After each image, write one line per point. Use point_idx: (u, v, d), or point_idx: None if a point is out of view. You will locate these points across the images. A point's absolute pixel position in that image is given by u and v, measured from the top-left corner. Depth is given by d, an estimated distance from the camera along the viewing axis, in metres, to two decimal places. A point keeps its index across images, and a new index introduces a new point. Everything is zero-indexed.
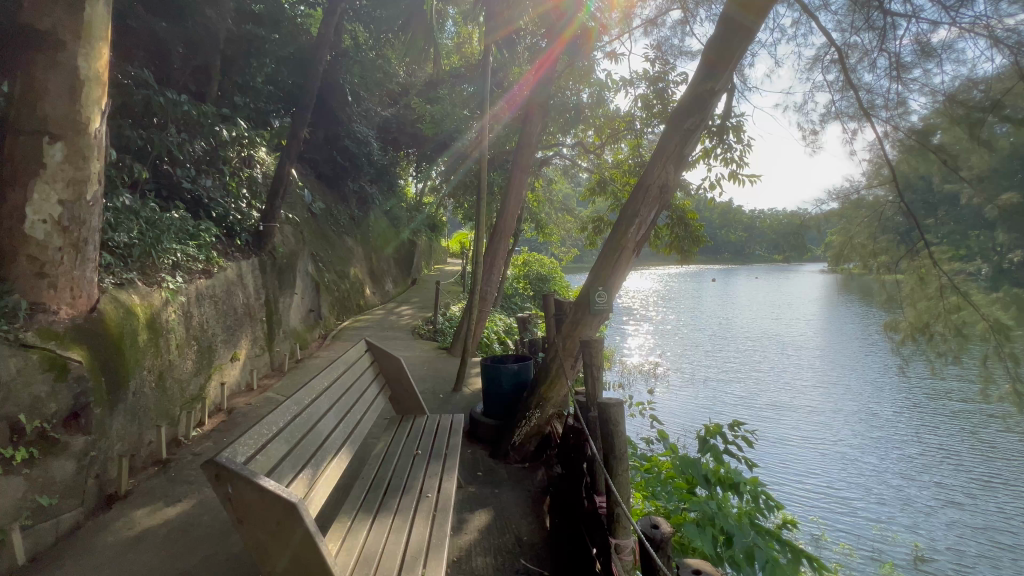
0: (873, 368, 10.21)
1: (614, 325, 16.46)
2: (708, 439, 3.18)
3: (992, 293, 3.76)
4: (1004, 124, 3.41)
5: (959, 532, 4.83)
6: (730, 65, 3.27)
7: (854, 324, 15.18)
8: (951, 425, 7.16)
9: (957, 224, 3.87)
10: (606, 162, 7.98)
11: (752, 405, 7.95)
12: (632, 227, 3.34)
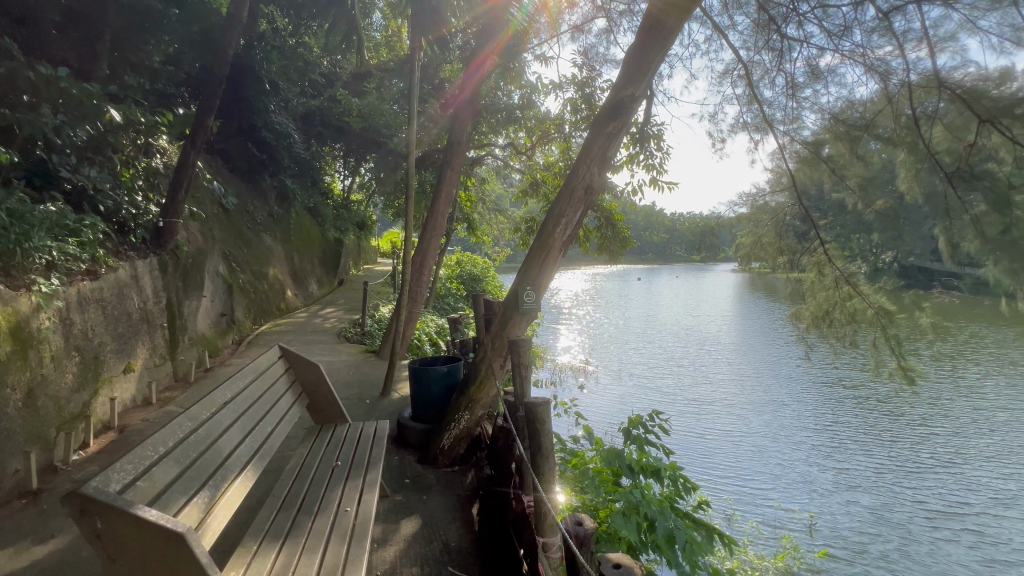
0: (778, 359, 11.21)
1: (547, 324, 16.79)
2: (632, 429, 3.29)
3: (875, 286, 4.24)
4: (877, 142, 3.86)
5: (845, 503, 5.44)
6: (648, 73, 3.41)
7: (763, 319, 16.59)
8: (840, 407, 8.05)
9: (843, 227, 4.39)
10: (537, 164, 8.03)
11: (673, 399, 8.43)
12: (559, 226, 3.39)
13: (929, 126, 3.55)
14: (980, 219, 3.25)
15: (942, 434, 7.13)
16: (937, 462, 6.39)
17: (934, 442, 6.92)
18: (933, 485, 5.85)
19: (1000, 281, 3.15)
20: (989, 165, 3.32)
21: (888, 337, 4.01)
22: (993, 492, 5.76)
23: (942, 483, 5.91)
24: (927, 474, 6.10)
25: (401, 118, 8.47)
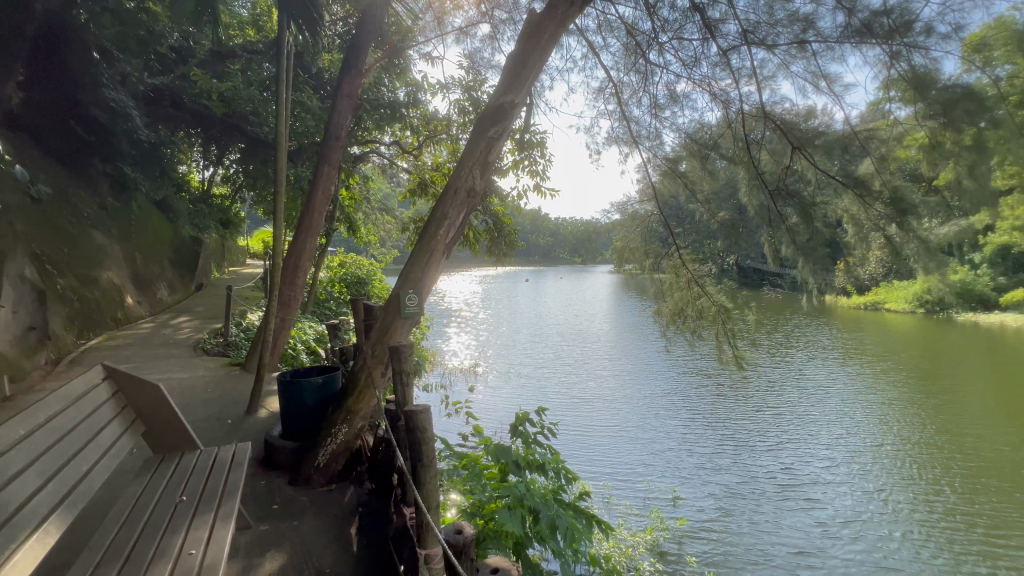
0: (649, 354, 12.42)
1: (438, 327, 16.61)
2: (519, 426, 3.34)
3: (719, 285, 4.94)
4: (721, 160, 4.47)
5: (700, 476, 6.22)
6: (527, 83, 3.51)
7: (636, 317, 18.30)
8: (698, 395, 9.16)
9: (697, 235, 4.99)
10: (426, 164, 7.81)
11: (559, 398, 8.81)
12: (442, 228, 3.35)
13: (758, 150, 4.18)
14: (793, 229, 3.93)
15: (779, 413, 8.28)
16: (776, 437, 7.37)
17: (773, 420, 8.00)
18: (774, 458, 6.73)
19: (808, 280, 3.85)
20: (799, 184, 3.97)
21: (727, 330, 4.65)
22: (818, 459, 6.77)
23: (780, 455, 6.83)
24: (768, 449, 7.01)
25: (272, 106, 7.68)
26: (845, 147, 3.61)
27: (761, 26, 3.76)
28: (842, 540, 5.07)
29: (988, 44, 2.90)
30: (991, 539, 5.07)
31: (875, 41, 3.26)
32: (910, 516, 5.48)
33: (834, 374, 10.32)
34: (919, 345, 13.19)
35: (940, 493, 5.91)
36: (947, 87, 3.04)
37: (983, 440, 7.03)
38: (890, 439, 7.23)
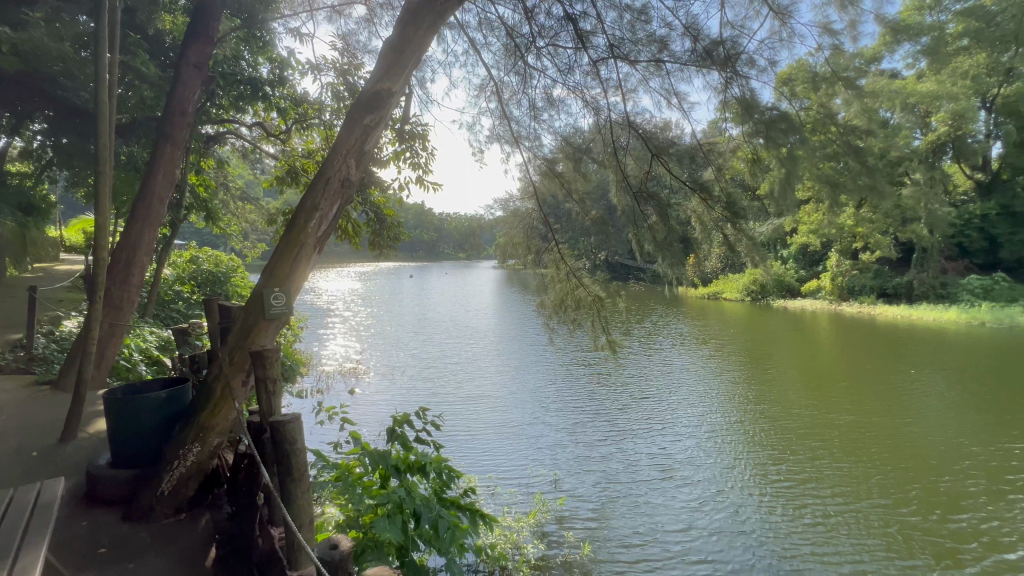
0: (533, 348, 12.89)
1: (313, 329, 15.38)
2: (398, 428, 3.22)
3: (593, 276, 5.33)
4: (593, 164, 4.81)
5: (579, 459, 6.64)
6: (406, 73, 3.38)
7: (521, 311, 18.92)
8: (578, 386, 9.72)
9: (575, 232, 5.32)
10: (296, 150, 7.07)
11: (445, 400, 8.66)
12: (313, 220, 3.08)
13: (624, 155, 4.57)
14: (653, 228, 4.37)
15: (647, 400, 8.92)
16: (646, 424, 7.82)
17: (642, 408, 8.54)
18: (646, 440, 7.24)
19: (667, 272, 4.36)
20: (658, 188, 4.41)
21: (601, 319, 5.04)
22: (683, 437, 7.37)
23: (651, 440, 7.25)
24: (642, 436, 7.40)
25: (91, 68, 6.35)
26: (693, 157, 4.14)
27: (625, 42, 4.10)
28: (705, 506, 5.55)
29: (794, 77, 3.58)
30: (819, 490, 5.79)
31: (713, 66, 3.76)
32: (758, 479, 6.09)
33: (688, 362, 11.54)
34: (750, 331, 15.42)
35: (779, 456, 6.67)
36: (766, 111, 3.65)
37: (805, 407, 8.31)
38: (738, 416, 8.11)
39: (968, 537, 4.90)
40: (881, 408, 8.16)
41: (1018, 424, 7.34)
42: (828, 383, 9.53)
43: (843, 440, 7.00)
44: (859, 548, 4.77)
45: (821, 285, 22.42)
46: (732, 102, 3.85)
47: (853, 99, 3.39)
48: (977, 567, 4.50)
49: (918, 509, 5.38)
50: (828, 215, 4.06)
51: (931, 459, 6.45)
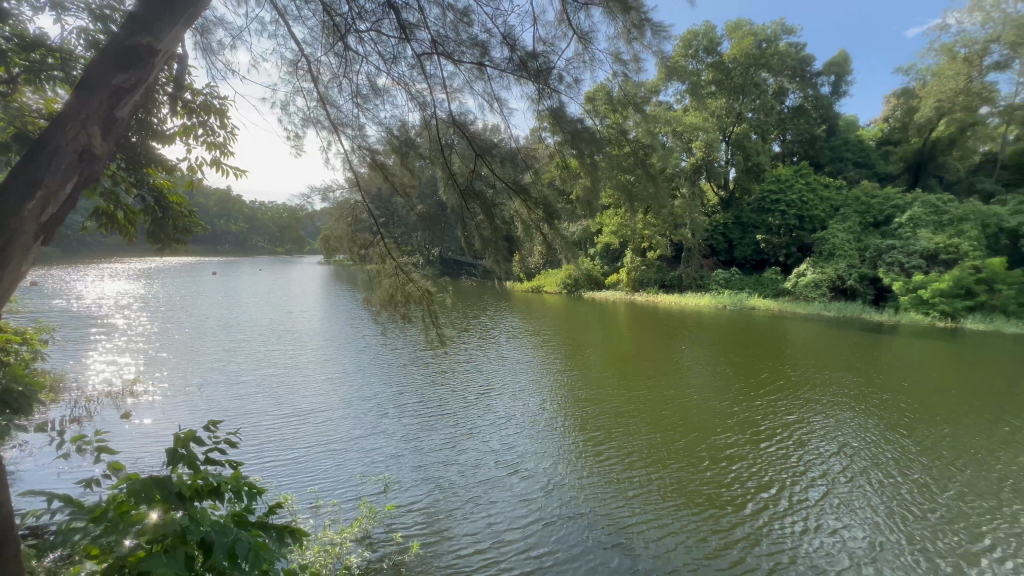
0: (365, 350, 12.27)
1: (66, 342, 11.95)
2: (182, 447, 2.54)
3: (423, 271, 5.36)
4: (422, 161, 4.62)
5: (414, 463, 6.48)
6: (174, 31, 2.80)
7: (350, 311, 17.84)
8: (416, 388, 9.55)
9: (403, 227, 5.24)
10: (29, 109, 5.33)
11: (257, 422, 7.54)
12: (29, 204, 2.31)
13: (449, 153, 4.47)
14: (480, 225, 4.56)
15: (481, 398, 9.09)
16: (483, 424, 7.89)
17: (478, 407, 8.62)
18: (484, 438, 7.35)
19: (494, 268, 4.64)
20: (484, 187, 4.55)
21: (431, 312, 5.11)
22: (519, 431, 7.66)
23: (487, 439, 7.33)
24: (477, 436, 7.43)
25: None
26: (514, 160, 4.35)
27: (449, 41, 4.04)
28: (536, 491, 5.88)
29: (596, 96, 4.06)
30: (634, 464, 6.52)
31: (529, 78, 4.01)
32: (585, 462, 6.59)
33: (518, 356, 12.21)
34: (566, 322, 17.16)
35: (600, 437, 7.35)
36: (573, 121, 4.00)
37: (618, 390, 9.46)
38: (564, 404, 8.78)
39: (738, 481, 6.05)
40: (673, 385, 9.76)
41: (759, 387, 9.58)
42: (632, 367, 11.09)
43: (649, 416, 8.10)
44: (668, 511, 5.47)
45: (620, 278, 26.49)
46: (546, 112, 4.08)
47: (641, 121, 4.02)
48: (744, 504, 5.60)
49: (705, 466, 6.46)
50: (624, 217, 4.77)
51: (710, 422, 7.89)
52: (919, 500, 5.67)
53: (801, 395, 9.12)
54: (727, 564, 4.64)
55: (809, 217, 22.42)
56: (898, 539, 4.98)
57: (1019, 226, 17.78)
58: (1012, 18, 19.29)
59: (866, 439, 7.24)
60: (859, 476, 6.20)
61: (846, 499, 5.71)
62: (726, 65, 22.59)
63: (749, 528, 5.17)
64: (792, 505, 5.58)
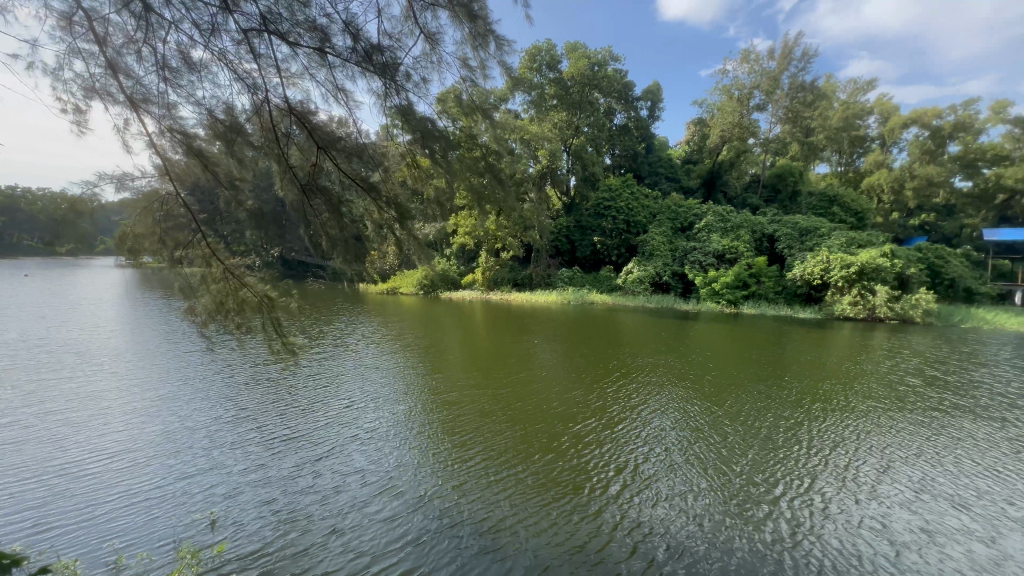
0: (189, 368, 10.48)
1: None
2: None
3: (261, 275, 4.78)
4: (253, 150, 4.07)
5: (250, 490, 5.66)
6: None
7: (167, 322, 15.08)
8: (256, 407, 8.43)
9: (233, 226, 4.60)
10: None
11: (25, 479, 5.81)
12: None
13: (286, 144, 4.02)
14: (326, 223, 4.22)
15: (337, 413, 8.19)
16: (338, 441, 7.03)
17: (333, 423, 7.72)
18: (336, 454, 6.61)
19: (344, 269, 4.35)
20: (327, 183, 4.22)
21: (273, 319, 4.57)
22: (376, 442, 7.02)
23: (344, 456, 6.54)
24: (332, 455, 6.57)
25: None
26: (361, 156, 4.10)
27: (281, 18, 3.61)
28: (392, 501, 5.42)
29: (445, 98, 4.03)
30: (504, 461, 6.36)
31: (374, 72, 3.80)
32: (449, 467, 6.24)
33: (377, 364, 11.43)
34: (426, 325, 16.70)
35: (468, 439, 7.08)
36: (422, 118, 3.90)
37: (481, 392, 9.33)
38: (430, 410, 8.35)
39: (593, 462, 6.29)
40: (532, 381, 10.00)
41: (607, 376, 10.36)
42: (495, 367, 11.14)
43: (510, 413, 8.09)
44: (537, 502, 5.37)
45: (476, 278, 27.15)
46: (393, 109, 3.91)
47: (489, 127, 4.12)
48: (604, 481, 5.80)
49: (569, 452, 6.60)
50: (477, 217, 4.89)
51: (568, 411, 8.18)
52: (735, 452, 6.56)
53: (641, 379, 10.16)
54: (592, 544, 4.67)
55: (634, 222, 25.78)
56: (723, 487, 5.64)
57: (774, 231, 22.92)
58: (767, 72, 25.59)
59: (694, 410, 8.26)
60: (693, 440, 6.98)
61: (680, 461, 6.33)
62: (565, 82, 24.85)
63: (611, 503, 5.34)
64: (642, 476, 5.96)
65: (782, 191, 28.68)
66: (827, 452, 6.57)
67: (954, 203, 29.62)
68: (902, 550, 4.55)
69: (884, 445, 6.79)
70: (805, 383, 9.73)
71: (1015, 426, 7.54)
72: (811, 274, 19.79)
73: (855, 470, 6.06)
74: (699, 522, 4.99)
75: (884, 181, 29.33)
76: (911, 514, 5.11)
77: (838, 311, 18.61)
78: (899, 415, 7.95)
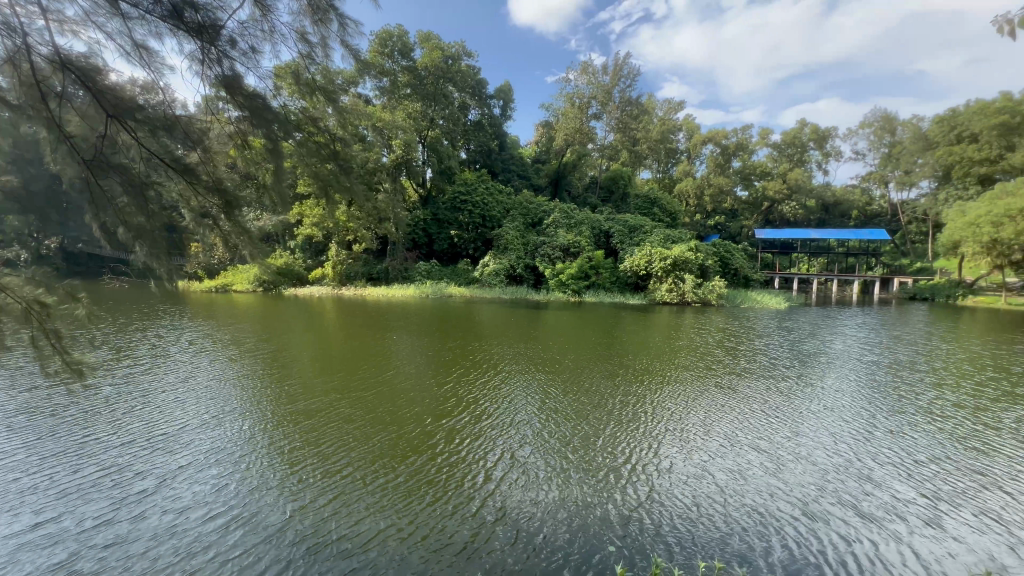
0: None
1: None
2: None
3: (28, 276, 3.64)
4: (6, 112, 3.07)
5: (22, 553, 4.33)
6: None
7: None
8: (27, 444, 6.50)
9: None
10: None
11: None
12: None
13: (61, 108, 3.14)
14: (124, 211, 3.39)
15: (160, 439, 6.72)
16: (164, 473, 5.77)
17: (154, 453, 6.32)
18: (154, 490, 5.39)
19: (154, 267, 3.55)
20: (124, 161, 3.39)
21: (47, 332, 3.51)
22: (211, 467, 5.92)
23: (171, 491, 5.37)
24: (154, 493, 5.35)
25: None
26: (171, 130, 3.38)
27: None
28: (234, 533, 4.62)
29: (282, 76, 3.57)
30: (375, 468, 5.89)
31: (187, 33, 3.18)
32: (305, 483, 5.53)
33: (207, 377, 9.70)
34: (271, 326, 14.80)
35: (332, 449, 6.42)
36: (250, 95, 3.38)
37: (337, 397, 8.52)
38: (284, 422, 7.38)
39: (464, 458, 6.20)
40: (395, 381, 9.50)
41: (472, 371, 10.38)
42: (353, 369, 10.32)
43: (374, 418, 7.54)
44: (412, 507, 5.05)
45: (325, 273, 25.02)
46: (217, 80, 3.32)
47: (336, 113, 3.77)
48: (482, 474, 5.77)
49: (445, 451, 6.42)
50: (324, 209, 4.41)
51: (435, 410, 7.95)
52: (595, 429, 7.16)
53: (503, 371, 10.41)
54: (475, 537, 4.55)
55: (489, 217, 26.53)
56: (588, 463, 6.05)
57: (609, 227, 25.77)
58: (602, 85, 28.56)
59: (552, 395, 8.75)
60: (558, 423, 7.39)
61: (545, 444, 6.64)
62: (418, 72, 24.32)
63: (491, 494, 5.30)
64: (511, 463, 6.07)
65: (614, 192, 32.44)
66: (659, 420, 7.54)
67: (738, 208, 36.55)
68: (719, 488, 5.44)
69: (697, 408, 8.09)
70: (641, 362, 11.16)
71: (781, 382, 9.66)
72: (638, 266, 22.79)
73: (683, 431, 7.10)
74: (567, 498, 5.23)
75: (691, 188, 35.09)
76: (723, 460, 6.14)
77: (659, 297, 21.76)
78: (706, 382, 9.56)
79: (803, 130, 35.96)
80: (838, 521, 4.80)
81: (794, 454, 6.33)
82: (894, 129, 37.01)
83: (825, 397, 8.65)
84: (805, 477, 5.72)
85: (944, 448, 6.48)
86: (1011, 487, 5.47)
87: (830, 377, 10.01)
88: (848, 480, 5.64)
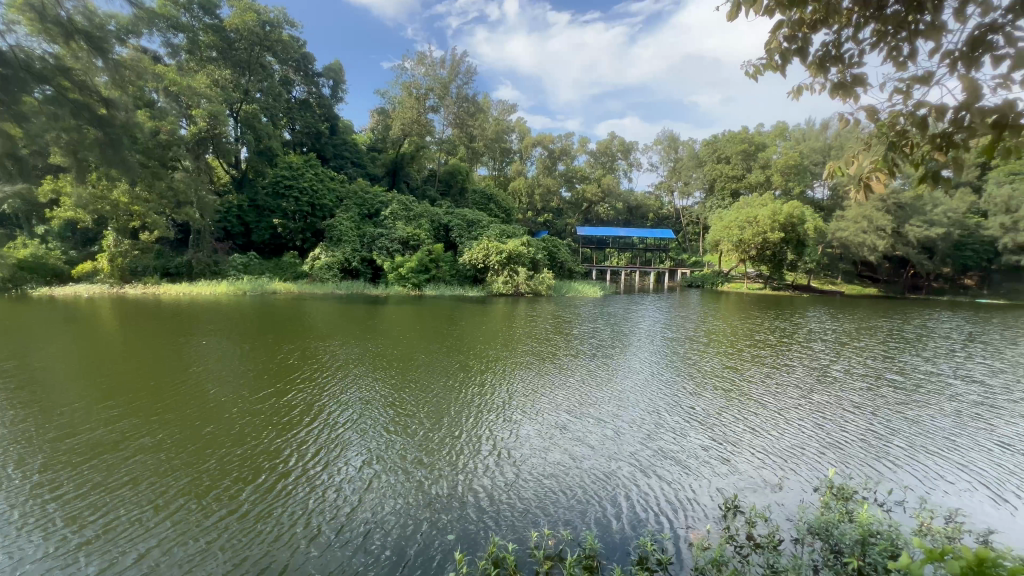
0: None
1: None
2: None
3: None
4: None
5: None
6: None
7: None
8: None
9: None
10: None
11: None
12: None
13: None
14: None
15: None
16: None
17: None
18: None
19: None
20: None
21: None
22: None
23: None
24: None
25: None
26: None
27: None
28: None
29: None
30: (208, 499, 4.91)
31: None
32: (107, 533, 4.32)
33: None
34: (20, 338, 11.13)
35: (143, 485, 5.13)
36: None
37: (143, 421, 6.83)
38: (61, 460, 5.63)
39: (320, 470, 5.58)
40: (221, 395, 8.02)
41: (315, 375, 9.36)
42: (161, 385, 8.40)
43: (197, 441, 6.24)
44: (264, 535, 4.36)
45: (97, 267, 19.81)
46: None
47: None
48: (341, 484, 5.26)
49: (294, 466, 5.66)
50: None
51: (276, 423, 6.95)
52: (451, 421, 7.13)
53: (350, 372, 9.63)
54: (339, 557, 4.10)
55: (319, 206, 24.25)
56: (449, 455, 6.01)
57: (448, 221, 25.93)
58: (439, 79, 28.53)
59: (404, 393, 8.42)
60: (413, 420, 7.15)
61: (408, 443, 6.37)
62: (226, 33, 20.91)
63: (353, 505, 4.87)
64: (375, 468, 5.67)
65: (453, 187, 32.75)
66: (508, 405, 7.88)
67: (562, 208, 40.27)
68: (564, 460, 5.95)
69: (538, 390, 8.67)
70: (485, 351, 11.50)
71: (602, 360, 10.94)
72: (476, 259, 23.46)
73: (529, 413, 7.53)
74: (428, 492, 5.15)
75: (522, 188, 37.49)
76: (565, 434, 6.73)
77: (495, 288, 22.74)
78: (544, 366, 10.31)
79: (613, 142, 41.37)
80: (656, 472, 5.68)
81: (622, 421, 7.27)
82: (677, 148, 45.12)
83: (634, 371, 10.08)
84: (632, 439, 6.62)
85: (716, 403, 8.18)
86: (762, 425, 7.19)
87: (637, 353, 11.71)
88: (660, 438, 6.66)
